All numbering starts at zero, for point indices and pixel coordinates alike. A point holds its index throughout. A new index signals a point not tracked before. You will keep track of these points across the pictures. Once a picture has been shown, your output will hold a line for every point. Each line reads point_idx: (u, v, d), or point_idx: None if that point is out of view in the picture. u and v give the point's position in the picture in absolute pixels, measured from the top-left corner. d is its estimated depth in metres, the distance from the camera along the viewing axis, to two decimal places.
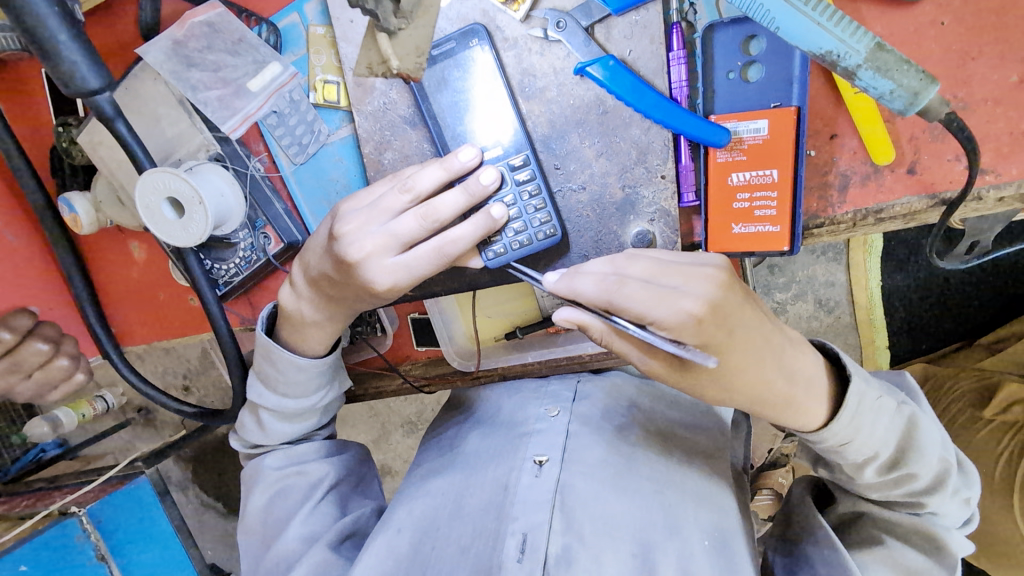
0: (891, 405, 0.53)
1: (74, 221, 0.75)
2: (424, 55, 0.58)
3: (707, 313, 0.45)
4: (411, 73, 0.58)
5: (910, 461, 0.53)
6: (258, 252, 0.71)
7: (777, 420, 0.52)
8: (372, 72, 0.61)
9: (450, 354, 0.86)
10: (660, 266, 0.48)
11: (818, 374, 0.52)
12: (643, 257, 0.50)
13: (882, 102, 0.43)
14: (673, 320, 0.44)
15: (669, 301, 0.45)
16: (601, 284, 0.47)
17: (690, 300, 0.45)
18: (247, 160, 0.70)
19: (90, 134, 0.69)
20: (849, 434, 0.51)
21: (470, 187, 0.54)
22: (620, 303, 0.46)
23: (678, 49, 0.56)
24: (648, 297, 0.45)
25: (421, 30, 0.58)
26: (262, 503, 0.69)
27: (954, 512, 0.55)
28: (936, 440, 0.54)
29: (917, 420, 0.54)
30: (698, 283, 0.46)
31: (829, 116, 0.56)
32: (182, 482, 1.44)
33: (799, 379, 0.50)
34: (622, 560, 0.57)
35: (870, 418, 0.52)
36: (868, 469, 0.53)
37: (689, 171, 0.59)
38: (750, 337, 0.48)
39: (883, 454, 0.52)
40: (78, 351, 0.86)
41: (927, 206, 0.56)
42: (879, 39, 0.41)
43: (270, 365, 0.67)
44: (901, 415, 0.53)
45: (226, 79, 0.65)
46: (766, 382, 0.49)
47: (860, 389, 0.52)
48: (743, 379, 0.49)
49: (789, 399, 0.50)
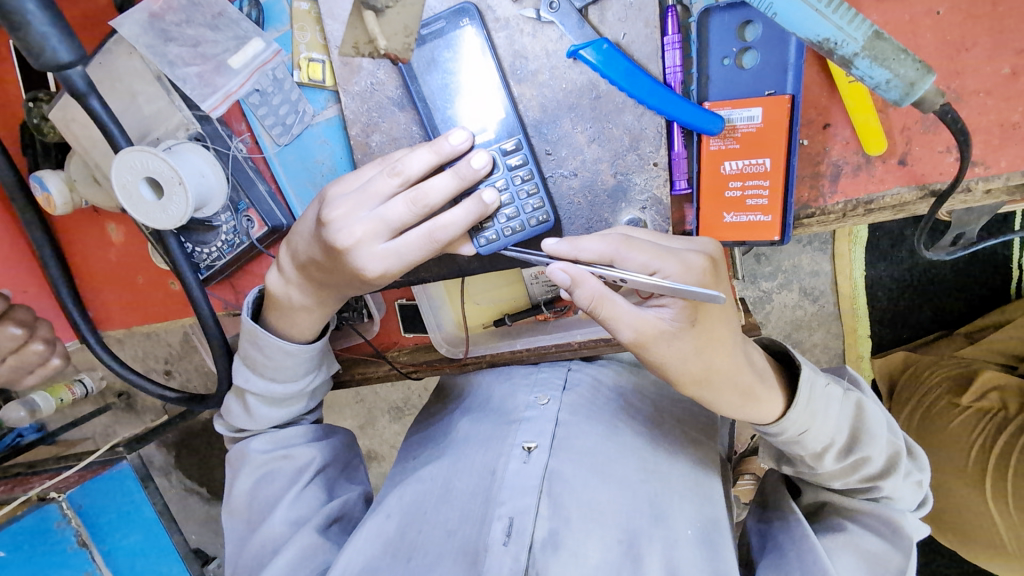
0: (837, 391, 0.54)
1: (47, 201, 0.72)
2: (413, 35, 0.57)
3: (706, 266, 0.49)
4: (398, 53, 0.58)
5: (863, 444, 0.54)
6: (241, 235, 0.69)
7: (744, 416, 0.53)
8: (358, 53, 0.60)
9: (439, 341, 0.85)
10: (659, 237, 0.51)
11: (767, 367, 0.55)
12: (635, 233, 0.52)
13: (877, 93, 0.43)
14: (677, 271, 0.47)
15: (672, 256, 0.48)
16: (604, 242, 0.49)
17: (691, 255, 0.49)
18: (229, 141, 0.67)
19: (62, 110, 0.66)
20: (806, 421, 0.53)
21: (461, 170, 0.53)
22: (626, 258, 0.48)
23: (673, 34, 0.55)
24: (654, 252, 0.48)
25: (410, 7, 0.57)
26: (248, 487, 0.68)
27: (908, 496, 0.56)
28: (883, 422, 0.55)
29: (864, 405, 0.55)
30: (694, 246, 0.51)
31: (823, 105, 0.56)
32: (165, 467, 1.42)
33: (755, 368, 0.53)
34: (608, 546, 0.58)
35: (822, 404, 0.53)
36: (827, 457, 0.54)
37: (682, 158, 0.58)
38: (721, 317, 0.50)
39: (838, 440, 0.54)
40: (52, 335, 0.82)
41: (916, 197, 0.56)
42: (878, 28, 0.40)
43: (256, 351, 0.66)
44: (849, 401, 0.55)
45: (206, 55, 0.63)
46: (732, 368, 0.51)
47: (809, 377, 0.54)
48: (720, 358, 0.50)
49: (753, 388, 0.52)
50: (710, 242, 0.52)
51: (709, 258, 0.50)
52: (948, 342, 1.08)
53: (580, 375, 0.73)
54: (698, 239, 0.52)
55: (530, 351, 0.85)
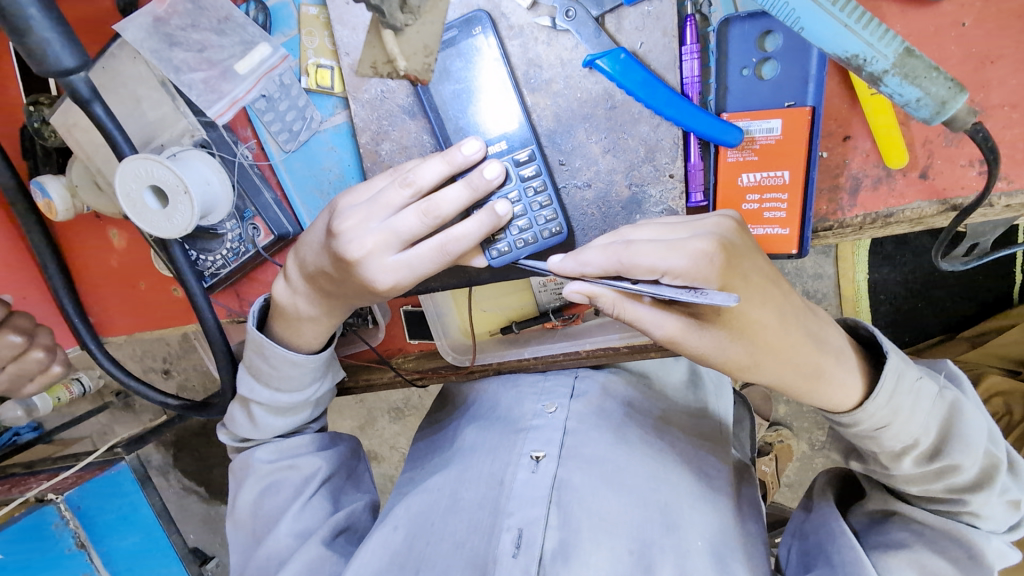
0: (930, 388, 0.52)
1: (48, 207, 0.71)
2: (433, 55, 0.55)
3: (715, 253, 0.44)
4: (417, 74, 0.56)
5: (951, 451, 0.52)
6: (247, 244, 0.68)
7: (817, 401, 0.52)
8: (377, 72, 0.59)
9: (445, 348, 0.84)
10: (669, 226, 0.48)
11: (848, 350, 0.53)
12: (648, 226, 0.49)
13: (906, 111, 0.42)
14: (688, 266, 0.44)
15: (679, 249, 0.44)
16: (608, 250, 0.47)
17: (695, 242, 0.45)
18: (235, 147, 0.66)
19: (64, 115, 0.65)
20: (886, 417, 0.51)
21: (473, 181, 0.52)
22: (630, 262, 0.45)
23: (691, 43, 0.54)
24: (657, 250, 0.45)
25: (429, 26, 0.55)
26: (253, 497, 0.67)
27: (998, 515, 0.53)
28: (982, 430, 0.52)
29: (960, 406, 0.53)
30: (702, 230, 0.46)
31: (843, 117, 0.55)
32: (163, 466, 1.41)
33: (831, 350, 0.51)
34: (618, 557, 0.57)
35: (909, 401, 0.51)
36: (907, 458, 0.52)
37: (699, 170, 0.57)
38: (771, 313, 0.48)
39: (923, 442, 0.52)
40: (52, 342, 0.81)
41: (937, 211, 0.55)
42: (908, 45, 0.40)
43: (261, 359, 0.64)
44: (942, 401, 0.52)
45: (212, 60, 0.61)
46: (791, 352, 0.49)
47: (897, 368, 0.51)
48: (782, 352, 0.49)
49: (821, 369, 0.50)
50: (719, 224, 0.47)
51: (721, 242, 0.45)
52: (950, 346, 1.08)
53: (587, 383, 0.72)
54: (708, 219, 0.48)
55: (538, 359, 0.84)
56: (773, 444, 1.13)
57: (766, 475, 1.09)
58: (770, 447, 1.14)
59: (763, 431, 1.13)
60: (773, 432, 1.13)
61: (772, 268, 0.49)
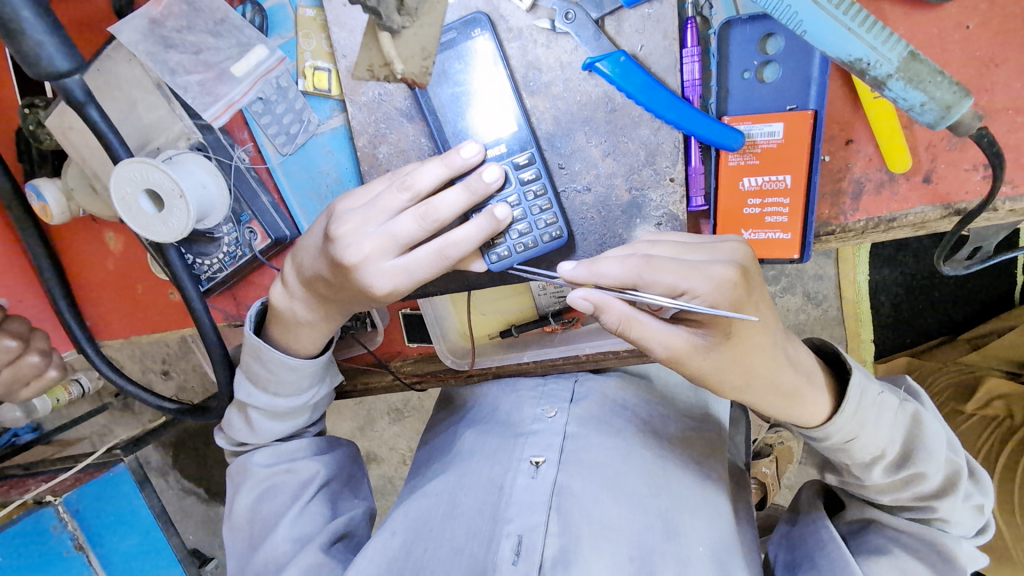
0: (892, 401, 0.52)
1: (43, 210, 0.70)
2: (430, 58, 0.54)
3: (738, 280, 0.44)
4: (415, 77, 0.54)
5: (916, 460, 0.51)
6: (244, 247, 0.68)
7: (788, 418, 0.51)
8: (374, 75, 0.56)
9: (444, 352, 0.83)
10: (684, 245, 0.48)
11: (815, 367, 0.52)
12: (664, 241, 0.49)
13: (910, 116, 0.41)
14: (707, 289, 0.44)
15: (700, 270, 0.44)
16: (628, 263, 0.45)
17: (717, 268, 0.44)
18: (232, 150, 0.65)
19: (59, 118, 0.64)
20: (854, 429, 0.51)
21: (472, 184, 0.51)
22: (650, 279, 0.44)
23: (693, 46, 0.54)
24: (679, 269, 0.44)
25: (427, 28, 0.53)
26: (250, 502, 0.67)
27: (967, 520, 0.53)
28: (943, 438, 0.52)
29: (921, 417, 0.52)
30: (722, 255, 0.46)
31: (845, 121, 0.54)
32: (162, 467, 1.41)
33: (803, 369, 0.50)
34: (619, 563, 0.55)
35: (873, 413, 0.51)
36: (876, 468, 0.52)
37: (700, 174, 0.56)
38: (759, 322, 0.47)
39: (889, 452, 0.51)
40: (48, 346, 0.80)
41: (940, 215, 0.55)
42: (913, 48, 0.39)
43: (259, 365, 0.64)
44: (904, 412, 0.52)
45: (208, 62, 0.61)
46: (771, 374, 0.48)
47: (860, 383, 0.51)
48: (761, 370, 0.48)
49: (797, 390, 0.49)
50: (737, 249, 0.46)
51: (741, 269, 0.45)
52: (951, 348, 1.07)
53: (587, 387, 0.72)
54: (727, 242, 0.47)
55: (538, 363, 0.83)
56: (773, 446, 1.12)
57: (766, 477, 1.07)
58: (769, 449, 1.13)
59: (763, 432, 1.12)
60: (773, 433, 1.12)
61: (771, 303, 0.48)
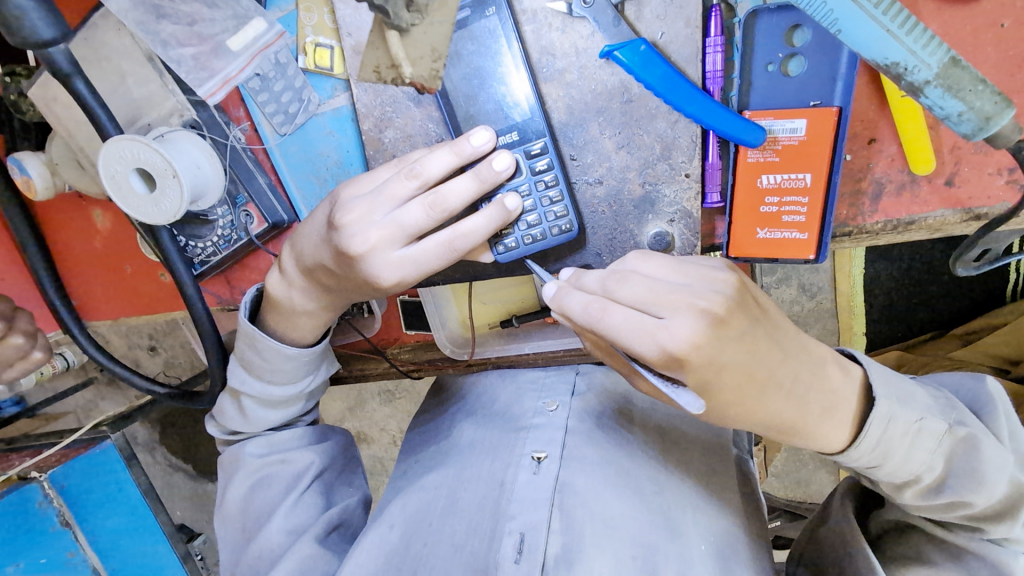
0: (932, 427, 0.47)
1: (26, 185, 0.67)
2: (441, 60, 0.48)
3: (689, 352, 0.41)
4: (425, 82, 0.49)
5: (960, 488, 0.47)
6: (239, 231, 0.65)
7: (799, 446, 0.48)
8: (380, 77, 0.49)
9: (442, 341, 0.83)
10: (664, 287, 0.44)
11: (842, 396, 0.48)
12: (639, 277, 0.46)
13: (946, 124, 0.40)
14: (653, 355, 0.42)
15: (650, 335, 0.42)
16: (586, 309, 0.45)
17: (669, 337, 0.41)
18: (227, 129, 0.63)
19: (42, 88, 0.61)
20: (876, 458, 0.47)
21: (482, 173, 0.50)
22: (602, 332, 0.44)
23: (716, 36, 0.51)
24: (628, 331, 0.43)
25: (438, 26, 0.47)
26: (242, 493, 0.66)
27: None
28: (1003, 464, 0.46)
29: (974, 442, 0.47)
30: (685, 317, 0.42)
31: (870, 119, 0.53)
32: (148, 444, 1.39)
33: (817, 405, 0.46)
34: (622, 562, 0.54)
35: (904, 443, 0.47)
36: (907, 491, 0.48)
37: (717, 170, 0.55)
38: (741, 374, 0.43)
39: (925, 478, 0.47)
40: (33, 327, 0.77)
41: (960, 219, 0.54)
42: (954, 54, 0.37)
43: (253, 353, 0.62)
44: (950, 438, 0.47)
45: (202, 35, 0.56)
46: (771, 412, 0.45)
47: (887, 412, 0.47)
48: (755, 412, 0.45)
49: (800, 428, 0.46)
50: (708, 313, 0.42)
51: (697, 343, 0.41)
52: (943, 343, 1.06)
53: (589, 380, 0.72)
54: (704, 298, 0.43)
55: (539, 354, 0.83)
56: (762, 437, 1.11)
57: None
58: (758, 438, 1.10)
59: None
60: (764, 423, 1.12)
61: (765, 341, 0.44)
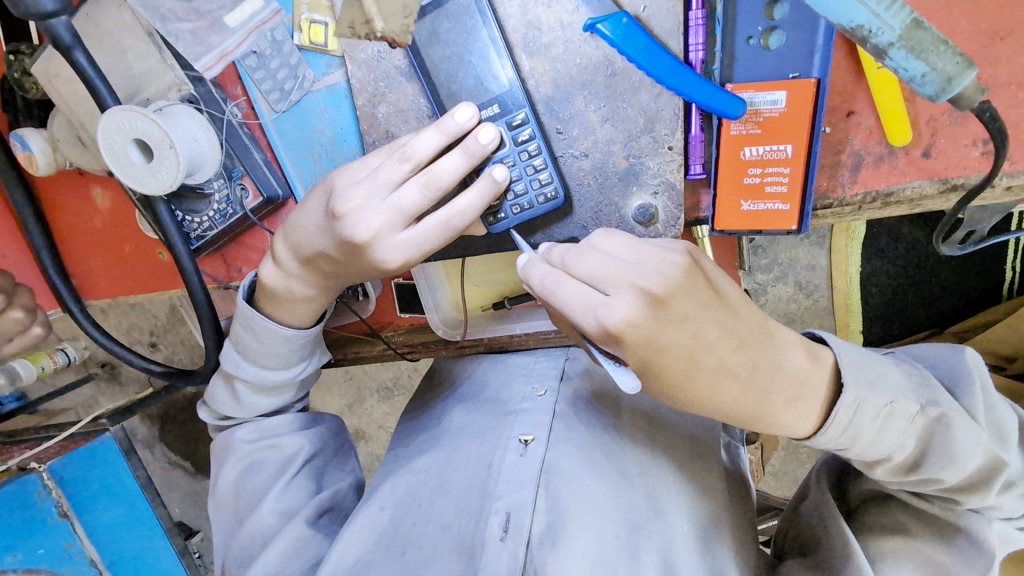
0: (904, 410, 0.46)
1: (28, 160, 0.69)
2: (411, 16, 0.51)
3: (624, 330, 0.43)
4: (396, 36, 0.51)
5: (931, 466, 0.46)
6: (235, 206, 0.66)
7: (762, 432, 0.49)
8: (357, 32, 0.56)
9: (436, 323, 0.83)
10: (615, 264, 0.46)
11: (808, 383, 0.47)
12: (595, 254, 0.47)
13: (910, 86, 0.41)
14: (593, 330, 0.45)
15: (591, 309, 0.45)
16: (541, 281, 0.48)
17: (606, 314, 0.44)
18: (224, 105, 0.65)
19: (45, 64, 0.62)
20: (844, 442, 0.47)
21: (469, 148, 0.51)
22: (552, 302, 0.47)
23: (697, 10, 0.53)
24: (572, 304, 0.45)
25: None
26: (234, 477, 0.67)
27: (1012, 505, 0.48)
28: (976, 440, 0.46)
29: (947, 421, 0.46)
30: (627, 296, 0.44)
31: (848, 92, 0.54)
32: (148, 441, 1.40)
33: (778, 393, 0.47)
34: (605, 540, 0.56)
35: (875, 428, 0.46)
36: (878, 469, 0.48)
37: (700, 141, 0.57)
38: (685, 354, 0.45)
39: (896, 457, 0.47)
40: (33, 303, 0.79)
41: (937, 190, 0.55)
42: (917, 15, 0.39)
43: (250, 335, 0.63)
44: (921, 418, 0.46)
45: (200, 10, 0.58)
46: (726, 398, 0.46)
47: (857, 398, 0.46)
48: (709, 398, 0.46)
49: (760, 415, 0.47)
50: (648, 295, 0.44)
51: (632, 321, 0.43)
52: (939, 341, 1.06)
53: (575, 367, 0.72)
54: (648, 278, 0.45)
55: (530, 337, 0.83)
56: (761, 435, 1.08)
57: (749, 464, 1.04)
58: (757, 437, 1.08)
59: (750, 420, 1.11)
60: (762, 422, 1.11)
61: (714, 326, 0.45)
